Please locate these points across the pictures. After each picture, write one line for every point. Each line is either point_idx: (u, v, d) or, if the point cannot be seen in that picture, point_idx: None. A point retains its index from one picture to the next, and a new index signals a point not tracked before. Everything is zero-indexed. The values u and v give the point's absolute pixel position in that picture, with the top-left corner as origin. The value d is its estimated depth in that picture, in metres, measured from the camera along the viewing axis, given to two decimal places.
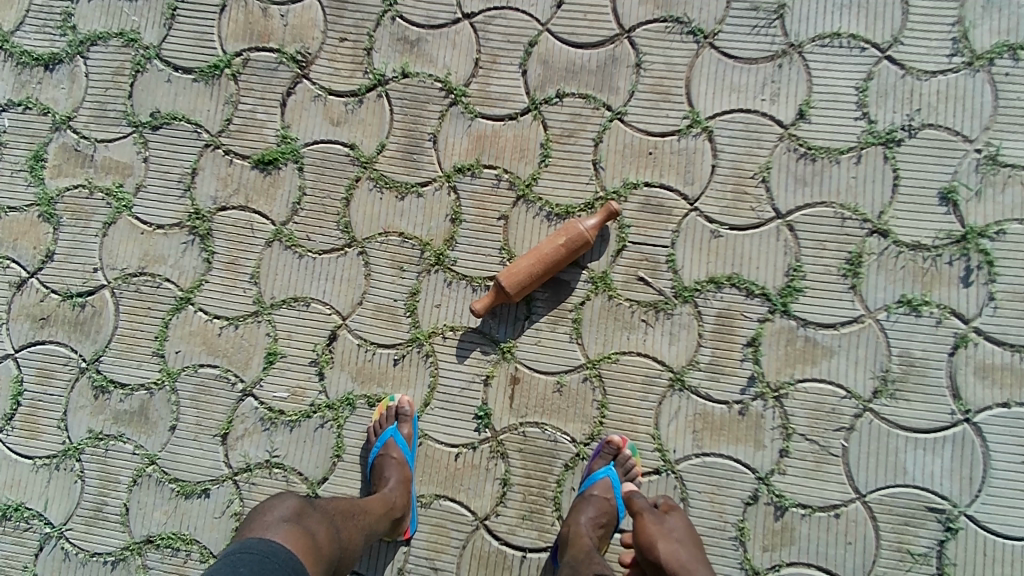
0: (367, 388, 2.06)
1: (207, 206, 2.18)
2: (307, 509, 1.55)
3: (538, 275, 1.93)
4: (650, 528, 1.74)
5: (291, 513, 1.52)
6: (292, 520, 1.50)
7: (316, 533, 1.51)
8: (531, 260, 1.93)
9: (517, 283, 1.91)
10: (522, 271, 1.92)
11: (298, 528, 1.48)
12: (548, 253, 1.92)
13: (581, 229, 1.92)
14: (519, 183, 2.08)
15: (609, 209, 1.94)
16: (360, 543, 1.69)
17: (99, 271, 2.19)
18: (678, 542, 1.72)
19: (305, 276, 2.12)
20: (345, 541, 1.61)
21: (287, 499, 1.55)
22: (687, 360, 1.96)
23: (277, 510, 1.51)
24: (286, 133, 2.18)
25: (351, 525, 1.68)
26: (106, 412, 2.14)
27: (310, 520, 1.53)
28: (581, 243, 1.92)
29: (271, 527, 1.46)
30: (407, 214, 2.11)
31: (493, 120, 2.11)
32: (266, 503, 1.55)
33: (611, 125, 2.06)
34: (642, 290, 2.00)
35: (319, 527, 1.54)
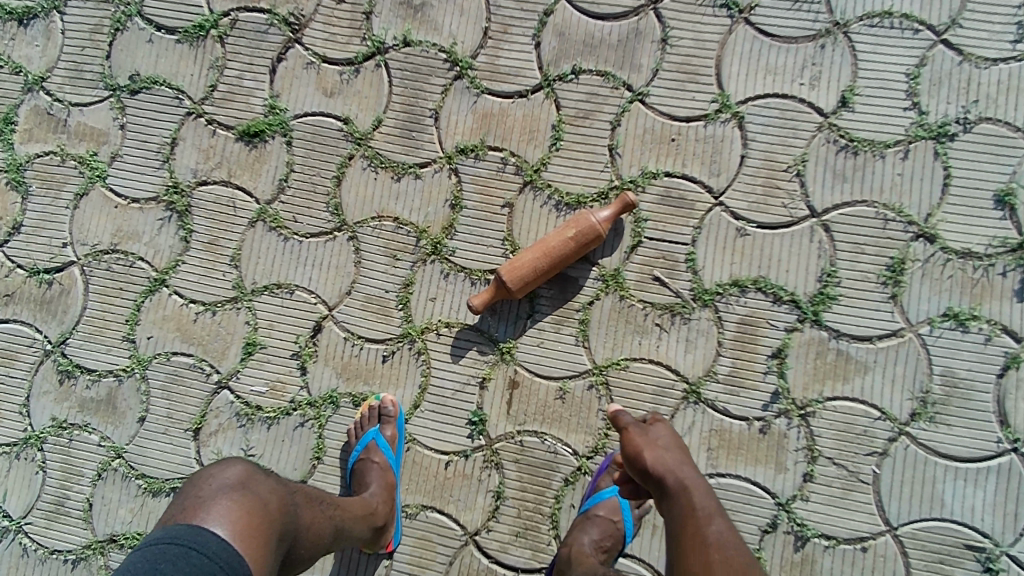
0: (353, 385, 1.89)
1: (186, 179, 2.01)
2: (256, 478, 1.28)
3: (543, 270, 1.74)
4: (634, 438, 1.50)
5: (234, 483, 1.24)
6: (236, 493, 1.22)
7: (267, 510, 1.24)
8: (536, 253, 1.74)
9: (521, 278, 1.73)
10: (526, 265, 1.73)
11: (243, 503, 1.21)
12: (556, 246, 1.74)
13: (592, 222, 1.73)
14: (526, 168, 1.89)
15: (625, 200, 1.75)
16: (322, 524, 1.43)
17: (68, 246, 2.02)
18: (666, 450, 1.48)
19: (290, 261, 1.95)
20: (303, 521, 1.35)
21: (230, 468, 1.27)
22: (705, 370, 1.78)
23: (216, 481, 1.24)
24: (275, 103, 1.99)
25: (311, 501, 1.42)
26: (71, 399, 1.98)
27: (260, 491, 1.26)
28: (592, 237, 1.73)
29: (207, 505, 1.19)
30: (403, 197, 1.93)
31: (500, 97, 1.92)
32: (205, 472, 1.28)
33: (631, 107, 1.86)
34: (658, 291, 1.81)
35: (272, 502, 1.26)
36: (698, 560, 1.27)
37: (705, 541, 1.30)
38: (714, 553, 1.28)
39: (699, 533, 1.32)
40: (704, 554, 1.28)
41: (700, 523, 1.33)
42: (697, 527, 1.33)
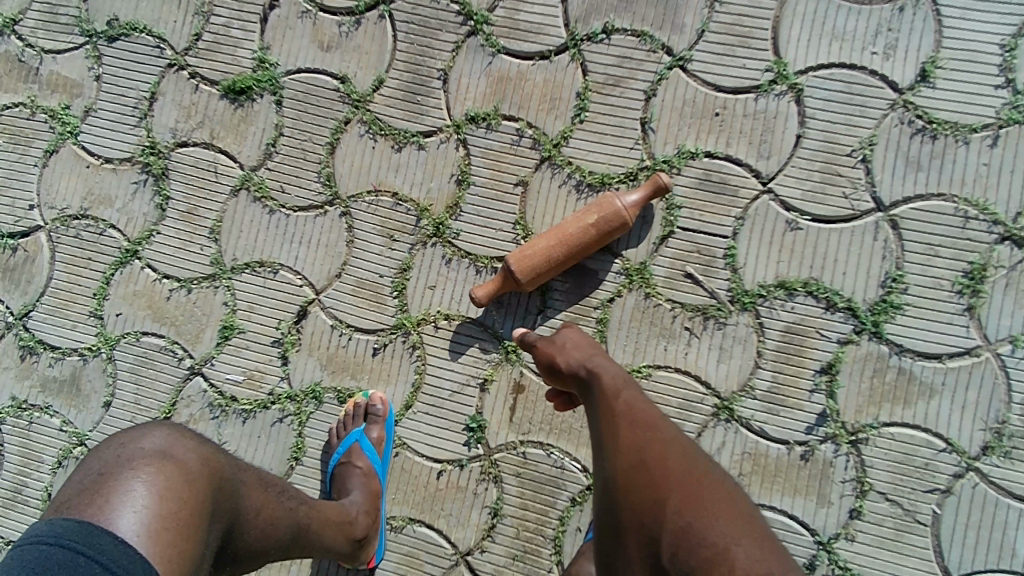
0: (338, 380, 1.69)
1: (164, 139, 1.79)
2: (182, 450, 1.03)
3: (558, 260, 1.50)
4: (543, 349, 1.34)
5: (150, 457, 1.00)
6: (150, 472, 0.98)
7: (193, 492, 0.99)
8: (550, 240, 1.50)
9: (531, 268, 1.50)
10: (539, 254, 1.50)
11: (158, 486, 0.96)
12: (573, 233, 1.50)
13: (617, 207, 1.49)
14: (544, 141, 1.65)
15: (658, 183, 1.50)
16: (275, 511, 1.19)
17: (34, 209, 1.82)
18: (579, 344, 1.32)
19: (275, 236, 1.73)
20: (244, 505, 1.11)
21: (149, 436, 1.03)
22: (740, 384, 1.54)
23: (128, 455, 0.99)
24: (264, 56, 1.76)
25: (260, 483, 1.18)
26: (33, 378, 1.79)
27: (184, 467, 1.01)
28: (616, 224, 1.49)
29: (111, 487, 0.95)
30: (403, 169, 1.70)
31: (519, 58, 1.67)
32: (120, 437, 1.04)
33: (669, 75, 1.61)
34: (690, 291, 1.57)
35: (200, 482, 1.01)
36: (608, 433, 1.16)
37: (614, 412, 1.18)
38: (623, 421, 1.16)
39: (609, 407, 1.19)
40: (613, 426, 1.16)
41: (609, 399, 1.21)
42: (607, 407, 1.19)
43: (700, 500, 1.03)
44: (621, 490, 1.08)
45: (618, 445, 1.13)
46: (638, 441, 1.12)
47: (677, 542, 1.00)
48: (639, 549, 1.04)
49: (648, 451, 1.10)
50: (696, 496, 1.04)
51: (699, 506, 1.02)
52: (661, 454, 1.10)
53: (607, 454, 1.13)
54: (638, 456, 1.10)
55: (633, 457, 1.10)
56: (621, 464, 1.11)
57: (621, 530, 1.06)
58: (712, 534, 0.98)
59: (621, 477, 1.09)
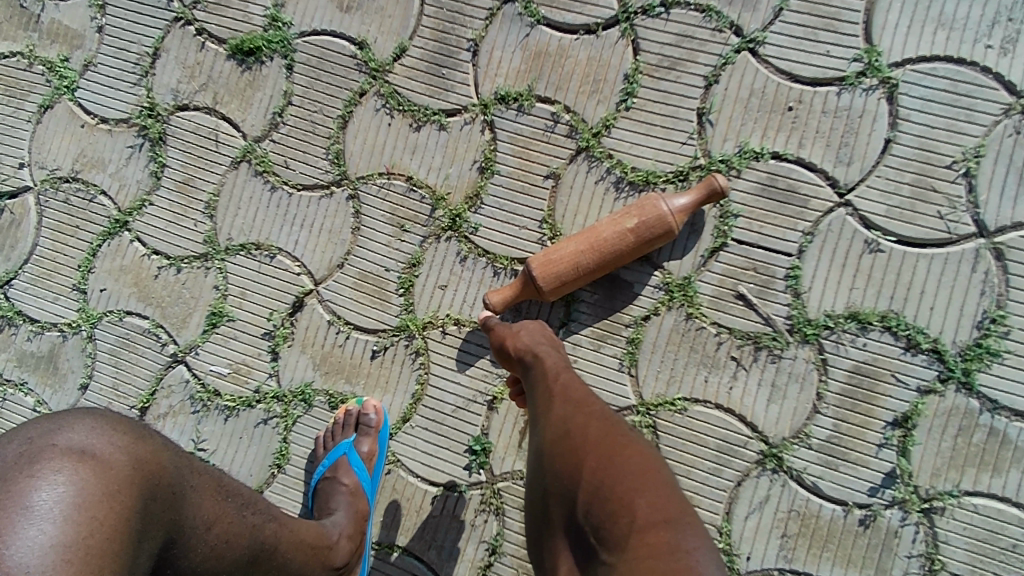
0: (331, 383, 1.50)
1: (166, 102, 1.62)
2: (107, 451, 0.81)
3: (587, 267, 1.29)
4: (497, 331, 1.25)
5: (61, 461, 0.77)
6: (58, 482, 0.75)
7: (114, 507, 0.77)
8: (579, 245, 1.29)
9: (555, 275, 1.28)
10: (565, 259, 1.28)
11: (66, 502, 0.74)
12: (607, 237, 1.28)
13: (662, 211, 1.26)
14: (582, 129, 1.43)
15: (713, 185, 1.27)
16: (232, 526, 0.99)
17: (25, 168, 1.67)
18: (534, 333, 1.22)
19: (275, 217, 1.55)
20: (188, 517, 0.91)
21: (66, 432, 0.80)
22: (793, 430, 1.31)
23: (30, 458, 0.76)
24: (278, 14, 1.57)
25: (215, 491, 0.98)
26: (9, 351, 1.64)
27: (106, 475, 0.78)
28: (659, 231, 1.27)
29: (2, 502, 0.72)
30: (421, 151, 1.50)
31: (561, 32, 1.45)
32: (29, 429, 0.81)
33: (736, 59, 1.37)
34: (741, 315, 1.34)
35: (126, 494, 0.79)
36: (541, 410, 1.08)
37: (549, 389, 1.10)
38: (557, 399, 1.07)
39: (546, 387, 1.11)
40: (546, 403, 1.07)
41: (547, 378, 1.12)
42: (543, 385, 1.12)
43: (613, 459, 0.93)
44: (545, 459, 0.99)
45: (549, 418, 1.05)
46: (564, 413, 1.03)
47: (589, 502, 0.90)
48: (560, 514, 0.95)
49: (571, 418, 1.02)
50: (609, 453, 0.94)
51: (611, 464, 0.92)
52: (585, 420, 1.01)
53: (537, 428, 1.05)
54: (564, 424, 1.02)
55: (558, 426, 1.02)
56: (548, 434, 1.02)
57: (545, 498, 0.97)
58: (619, 487, 0.89)
59: (546, 447, 1.01)
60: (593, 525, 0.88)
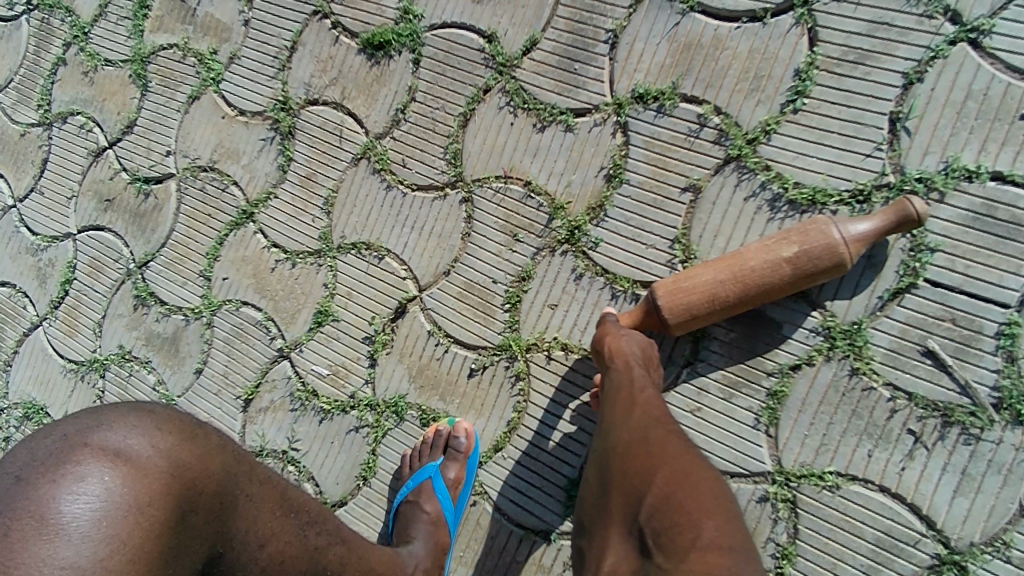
0: (425, 398, 1.40)
1: (298, 95, 1.62)
2: (142, 456, 0.73)
3: (726, 301, 1.06)
4: (604, 329, 1.11)
5: (90, 464, 0.70)
6: (84, 491, 0.68)
7: (143, 524, 0.70)
8: (720, 273, 1.05)
9: (685, 306, 1.06)
10: (700, 289, 1.06)
11: (88, 516, 0.67)
12: (756, 266, 1.04)
13: (834, 239, 1.01)
14: (735, 135, 1.20)
15: (907, 211, 1.01)
16: (289, 547, 0.88)
17: (171, 156, 1.75)
18: (637, 343, 1.07)
19: (388, 216, 1.48)
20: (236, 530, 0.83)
21: (106, 430, 0.73)
22: (988, 535, 1.01)
23: (60, 458, 0.70)
24: (410, 6, 1.50)
25: (274, 504, 0.88)
26: (140, 330, 1.72)
27: (136, 485, 0.71)
28: (824, 262, 1.02)
29: (22, 511, 0.66)
30: (543, 154, 1.35)
31: (719, 21, 1.24)
32: (71, 420, 0.75)
33: (950, 53, 1.09)
34: (925, 377, 1.06)
35: (157, 508, 0.72)
36: (619, 410, 0.95)
37: (634, 392, 0.97)
38: (639, 404, 0.94)
39: (629, 389, 0.98)
40: (626, 406, 0.95)
41: (632, 381, 0.99)
42: (626, 386, 0.99)
43: (691, 472, 0.79)
44: (616, 460, 0.87)
45: (628, 421, 0.92)
46: (646, 417, 0.90)
47: (654, 506, 0.77)
48: (619, 517, 0.82)
49: (652, 424, 0.89)
50: (689, 464, 0.80)
51: (688, 475, 0.79)
52: (667, 431, 0.88)
53: (611, 427, 0.93)
54: (642, 428, 0.89)
55: (637, 428, 0.89)
56: (623, 434, 0.90)
57: (607, 498, 0.86)
58: (692, 498, 0.75)
59: (619, 447, 0.88)
60: (654, 530, 0.76)
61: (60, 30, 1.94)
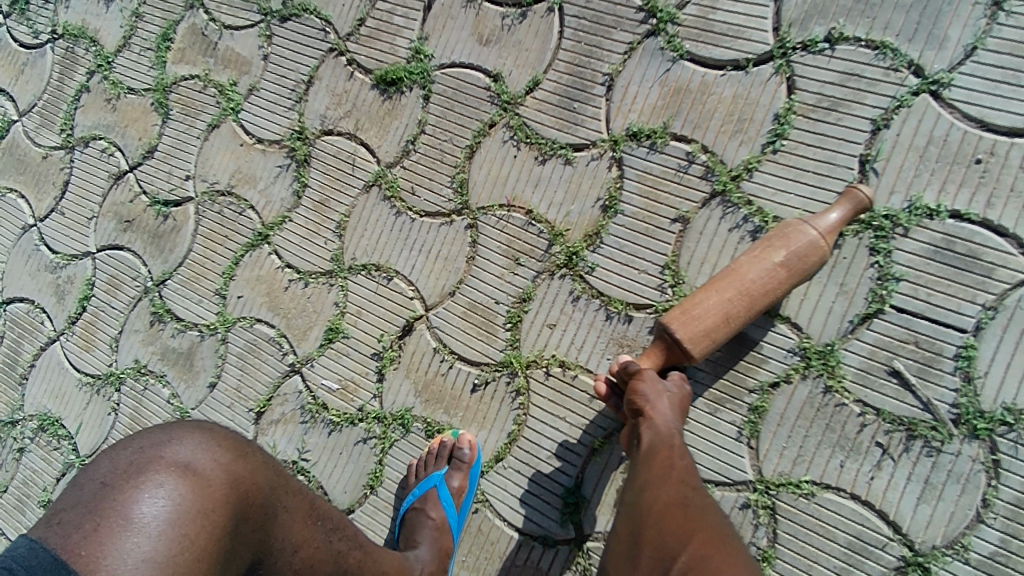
0: (430, 411, 1.49)
1: (313, 125, 1.73)
2: (209, 468, 0.80)
3: (736, 318, 1.12)
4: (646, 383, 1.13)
5: (168, 471, 0.77)
6: (161, 496, 0.74)
7: (207, 527, 0.76)
8: (724, 293, 1.12)
9: (700, 331, 1.11)
10: (713, 313, 1.11)
11: (164, 518, 0.73)
12: (754, 277, 1.12)
13: (812, 236, 1.12)
14: (720, 171, 1.32)
15: (858, 197, 1.13)
16: (318, 552, 0.95)
17: (189, 180, 1.85)
18: (671, 402, 1.12)
19: (397, 240, 1.58)
20: (275, 540, 0.87)
21: (178, 443, 0.80)
22: (948, 539, 1.11)
23: (142, 465, 0.77)
24: (421, 46, 1.62)
25: (305, 514, 0.94)
26: (156, 345, 1.80)
27: (203, 494, 0.77)
28: (811, 257, 1.11)
29: (106, 512, 0.72)
30: (544, 185, 1.46)
31: (706, 68, 1.36)
32: (145, 434, 0.82)
33: (913, 102, 1.21)
34: (891, 394, 1.16)
35: (219, 514, 0.78)
36: (656, 473, 1.04)
37: (671, 460, 1.05)
38: (675, 471, 1.03)
39: (665, 454, 1.06)
40: (663, 471, 1.03)
41: (667, 447, 1.08)
42: (661, 452, 1.07)
43: (720, 546, 0.91)
44: (650, 518, 0.97)
45: (664, 485, 1.01)
46: (682, 487, 1.01)
47: (686, 568, 0.88)
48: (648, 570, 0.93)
49: (687, 494, 1.00)
50: (719, 536, 0.92)
51: (719, 546, 0.91)
52: (698, 501, 0.99)
53: (646, 488, 1.03)
54: (678, 496, 0.99)
55: (671, 493, 0.99)
56: (658, 496, 1.00)
57: (638, 553, 0.96)
58: (724, 567, 0.86)
59: (655, 506, 0.98)
60: None
61: (84, 59, 2.04)
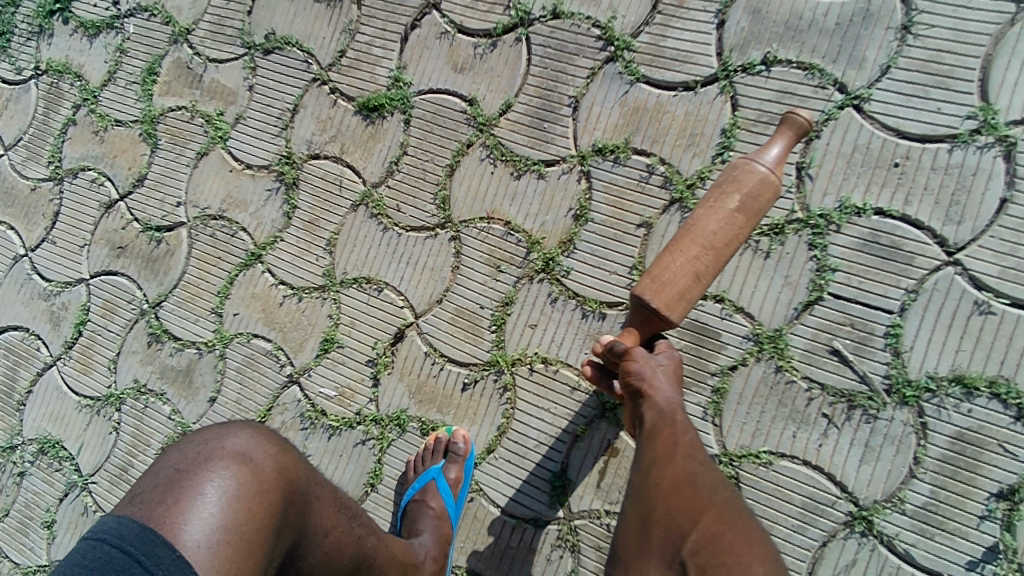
0: (424, 411, 1.61)
1: (300, 150, 1.84)
2: (262, 456, 0.90)
3: (706, 272, 1.05)
4: (641, 362, 1.10)
5: (232, 457, 0.88)
6: (226, 476, 0.85)
7: (263, 505, 0.86)
8: (688, 252, 1.05)
9: (672, 294, 1.03)
10: (680, 274, 1.04)
11: (229, 494, 0.84)
12: (713, 230, 1.05)
13: (761, 172, 1.05)
14: (677, 181, 1.48)
15: (797, 121, 1.07)
16: (344, 537, 1.02)
17: (181, 206, 1.94)
18: (665, 375, 1.11)
19: (385, 254, 1.70)
20: (313, 524, 0.96)
21: (239, 433, 0.91)
22: (887, 493, 1.28)
23: (211, 450, 0.88)
24: (400, 75, 1.75)
25: (333, 502, 1.02)
26: (154, 364, 1.88)
27: (260, 475, 0.88)
28: (763, 190, 1.05)
29: (182, 489, 0.83)
30: (520, 198, 1.60)
31: (660, 89, 1.52)
32: (207, 429, 0.93)
33: (839, 115, 1.38)
34: (833, 370, 1.33)
35: (273, 495, 0.88)
36: (663, 452, 1.06)
37: (676, 439, 1.07)
38: (681, 449, 1.06)
39: (669, 432, 1.07)
40: (670, 451, 1.06)
41: (671, 424, 1.08)
42: (666, 430, 1.07)
43: (731, 522, 0.99)
44: (661, 497, 1.03)
45: (672, 465, 1.04)
46: (690, 464, 1.05)
47: (701, 544, 0.96)
48: (661, 544, 1.00)
49: (695, 470, 1.04)
50: (728, 512, 1.00)
51: (729, 523, 0.99)
52: (704, 476, 1.05)
53: (654, 465, 1.06)
54: (686, 474, 1.04)
55: (679, 473, 1.04)
56: (667, 475, 1.04)
57: (649, 527, 1.02)
58: (735, 543, 0.95)
59: (664, 486, 1.03)
60: (699, 563, 0.95)
61: (69, 93, 2.12)
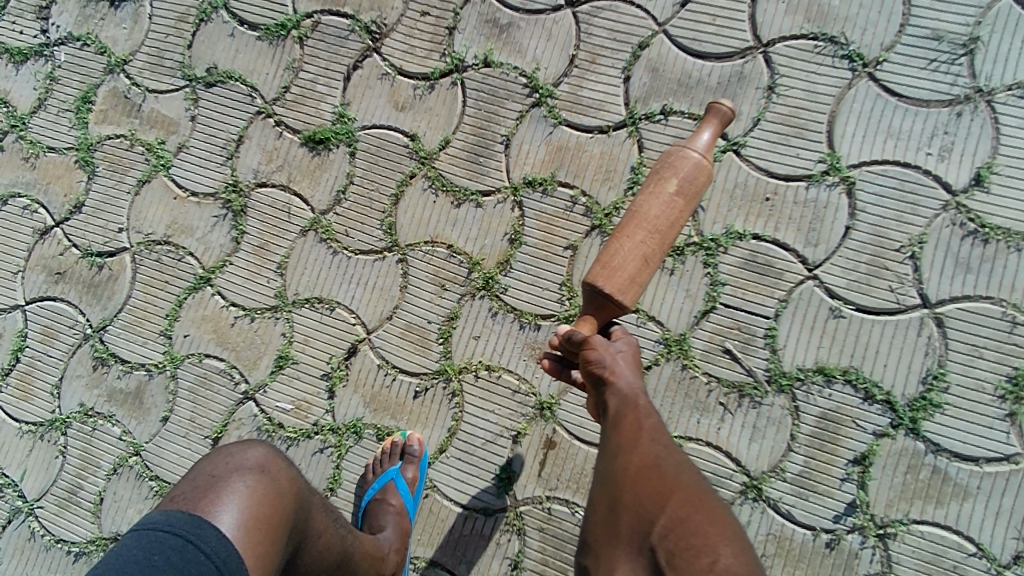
0: (379, 418, 1.77)
1: (247, 179, 1.95)
2: (276, 467, 1.06)
3: (653, 255, 1.16)
4: (598, 348, 1.21)
5: (252, 466, 1.04)
6: (250, 478, 1.01)
7: (281, 505, 1.02)
8: (635, 237, 1.15)
9: (621, 276, 1.14)
10: (629, 258, 1.14)
11: (254, 492, 0.99)
12: (656, 213, 1.16)
13: (693, 158, 1.18)
14: (597, 210, 1.73)
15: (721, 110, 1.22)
16: (333, 538, 1.19)
17: (123, 232, 1.99)
18: (621, 357, 1.22)
19: (336, 276, 1.85)
20: (313, 528, 1.11)
21: (254, 448, 1.07)
22: (771, 464, 1.59)
23: (236, 459, 1.04)
24: (344, 111, 1.91)
25: (326, 507, 1.19)
26: (101, 387, 1.92)
27: (277, 480, 1.04)
28: (697, 177, 1.17)
29: (216, 489, 0.98)
30: (461, 224, 1.80)
31: (579, 131, 1.77)
32: (226, 447, 1.09)
33: (723, 157, 1.69)
34: (726, 366, 1.62)
35: (287, 498, 1.04)
36: (628, 438, 1.13)
37: (639, 425, 1.15)
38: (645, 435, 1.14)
39: (634, 418, 1.16)
40: (635, 436, 1.13)
41: (636, 412, 1.17)
42: (630, 418, 1.16)
43: (697, 507, 1.03)
44: (626, 484, 1.07)
45: (635, 451, 1.11)
46: (655, 449, 1.12)
47: (668, 527, 0.99)
48: (629, 532, 1.02)
49: (660, 457, 1.11)
50: (698, 499, 1.05)
51: (695, 507, 1.03)
52: (668, 461, 1.11)
53: (620, 451, 1.13)
54: (651, 460, 1.10)
55: (643, 458, 1.10)
56: (633, 461, 1.10)
57: (617, 515, 1.05)
58: (703, 527, 0.99)
59: (630, 473, 1.09)
60: (668, 548, 0.97)
61: None
